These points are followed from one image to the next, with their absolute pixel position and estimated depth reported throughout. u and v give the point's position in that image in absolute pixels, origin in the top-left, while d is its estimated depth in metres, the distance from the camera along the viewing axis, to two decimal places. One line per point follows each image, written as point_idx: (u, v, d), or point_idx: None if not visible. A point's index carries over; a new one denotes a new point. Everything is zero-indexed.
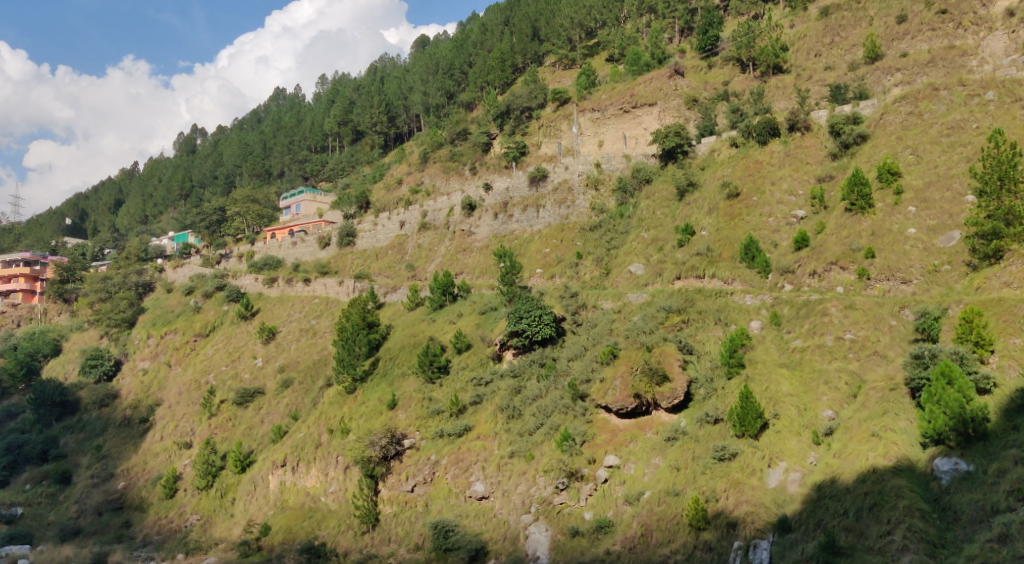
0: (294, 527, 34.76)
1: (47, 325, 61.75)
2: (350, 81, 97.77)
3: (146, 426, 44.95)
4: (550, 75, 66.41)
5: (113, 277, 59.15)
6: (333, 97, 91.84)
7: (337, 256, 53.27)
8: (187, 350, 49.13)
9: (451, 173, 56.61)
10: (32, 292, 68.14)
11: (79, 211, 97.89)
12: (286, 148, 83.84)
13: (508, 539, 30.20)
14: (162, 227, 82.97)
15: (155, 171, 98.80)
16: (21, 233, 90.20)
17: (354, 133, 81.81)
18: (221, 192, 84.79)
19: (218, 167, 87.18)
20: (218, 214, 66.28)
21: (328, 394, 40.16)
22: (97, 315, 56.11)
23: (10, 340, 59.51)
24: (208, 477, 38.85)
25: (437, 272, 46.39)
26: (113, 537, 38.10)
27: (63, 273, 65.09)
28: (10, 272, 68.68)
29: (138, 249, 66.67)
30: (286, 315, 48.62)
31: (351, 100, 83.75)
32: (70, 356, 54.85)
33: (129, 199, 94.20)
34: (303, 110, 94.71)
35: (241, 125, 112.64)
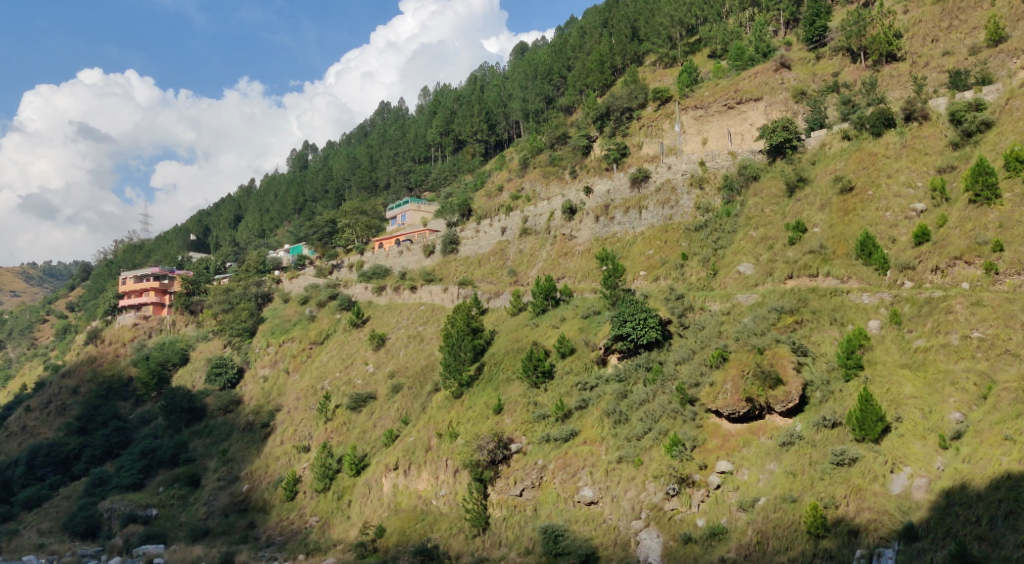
0: (407, 529, 35.42)
1: (177, 335, 65.84)
2: (450, 92, 99.50)
3: (267, 430, 46.90)
4: (650, 75, 65.84)
5: (234, 289, 62.53)
6: (435, 107, 93.72)
7: (442, 263, 54.32)
8: (304, 357, 51.14)
9: (552, 178, 57.05)
10: (162, 304, 72.24)
11: (203, 227, 103.75)
12: (391, 160, 86.72)
13: (618, 545, 29.86)
14: (278, 239, 86.78)
15: (271, 187, 103.57)
16: (150, 249, 96.61)
17: (456, 143, 83.73)
18: (332, 205, 87.59)
19: (328, 181, 90.13)
20: (329, 225, 68.32)
21: (436, 398, 40.96)
22: (220, 325, 59.70)
23: (143, 351, 64.16)
24: (325, 480, 40.21)
25: (539, 276, 46.58)
26: (239, 537, 39.80)
27: (189, 286, 69.72)
28: (141, 286, 72.28)
29: (256, 260, 70.08)
30: (394, 322, 49.85)
31: (452, 110, 85.94)
32: (196, 365, 57.97)
33: (247, 215, 98.92)
34: (404, 122, 97.17)
35: (350, 140, 117.02)
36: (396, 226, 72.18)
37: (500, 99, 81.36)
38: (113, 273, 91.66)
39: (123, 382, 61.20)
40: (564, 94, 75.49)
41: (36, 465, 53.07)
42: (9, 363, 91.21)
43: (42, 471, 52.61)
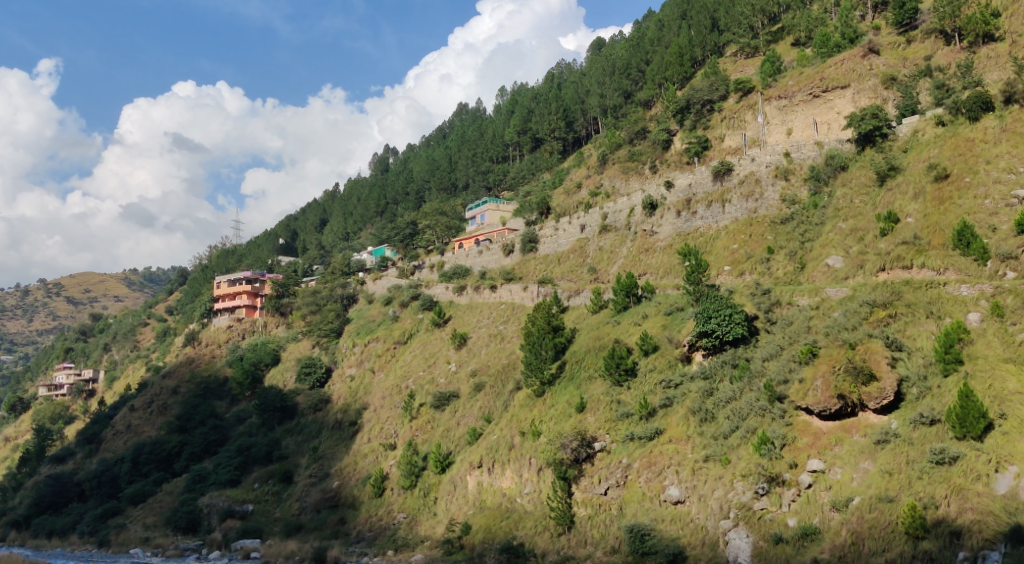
0: (493, 527, 35.68)
1: (269, 336, 68.28)
2: (527, 91, 99.65)
3: (355, 428, 48.46)
4: (731, 65, 64.36)
5: (322, 291, 65.00)
6: (512, 107, 94.51)
7: (521, 262, 54.57)
8: (388, 357, 52.51)
9: (631, 174, 56.55)
10: (254, 306, 74.87)
11: (291, 231, 106.98)
12: (469, 160, 88.00)
13: (707, 544, 29.38)
14: (361, 241, 88.94)
15: (354, 191, 106.20)
16: (242, 254, 100.62)
17: (533, 141, 84.07)
18: (413, 207, 89.39)
19: (409, 183, 91.88)
20: (411, 227, 70.89)
21: (518, 397, 41.22)
22: (309, 327, 61.71)
23: (237, 352, 66.96)
24: (412, 477, 41.00)
25: (620, 273, 46.30)
26: (331, 533, 40.95)
27: (279, 289, 72.59)
28: (234, 290, 75.29)
29: (342, 262, 72.47)
30: (475, 321, 50.48)
31: (529, 109, 86.75)
32: (287, 365, 60.07)
33: (331, 218, 101.53)
34: (482, 123, 97.98)
35: (429, 141, 118.94)
36: (475, 226, 73.06)
37: (578, 96, 81.00)
38: (208, 279, 96.00)
39: (219, 382, 64.60)
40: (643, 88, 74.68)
41: (141, 462, 56.02)
42: (115, 365, 96.57)
43: (146, 468, 55.49)
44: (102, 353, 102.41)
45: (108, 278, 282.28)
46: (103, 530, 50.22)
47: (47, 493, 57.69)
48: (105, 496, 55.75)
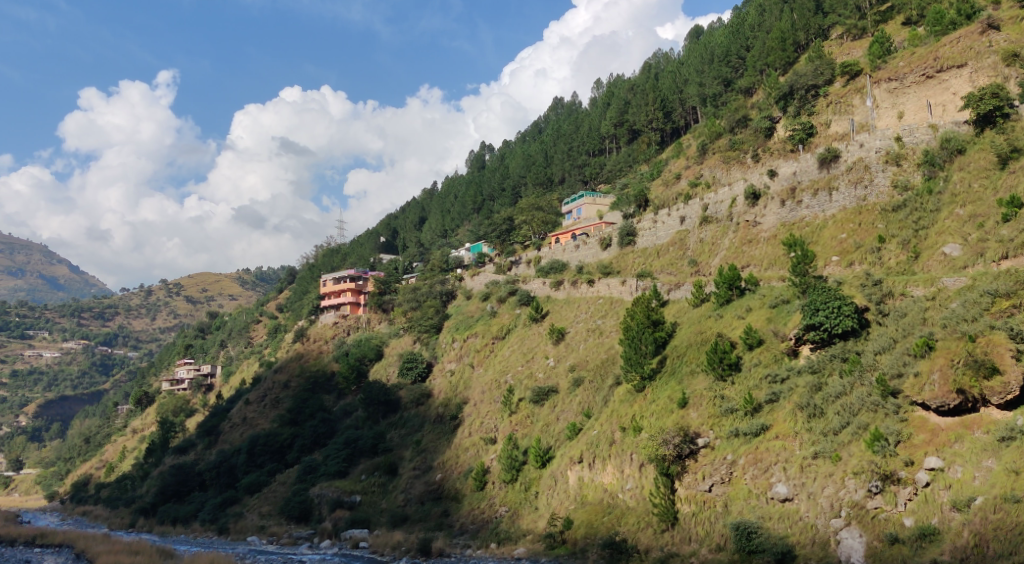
0: (595, 522, 35.66)
1: (372, 332, 70.42)
2: (623, 82, 98.37)
3: (456, 422, 49.92)
4: (837, 48, 61.85)
5: (422, 287, 66.94)
6: (609, 99, 94.01)
7: (619, 256, 54.22)
8: (487, 352, 53.92)
9: (733, 163, 54.98)
10: (358, 303, 77.86)
11: (391, 229, 109.95)
12: (566, 155, 88.13)
13: (817, 543, 28.51)
14: (459, 238, 90.54)
15: (451, 189, 107.33)
16: (345, 252, 104.32)
17: (630, 133, 84.68)
18: (509, 203, 89.54)
19: (505, 180, 92.76)
20: (507, 223, 73.23)
21: (618, 392, 41.15)
22: (410, 323, 64.23)
23: (343, 347, 69.65)
24: (512, 471, 41.78)
25: (722, 265, 45.48)
26: (435, 524, 42.09)
27: (382, 286, 74.82)
28: (339, 287, 78.36)
29: (441, 259, 74.30)
30: (573, 316, 50.95)
31: (626, 101, 86.55)
32: (390, 360, 62.94)
33: (430, 216, 103.26)
34: (578, 116, 97.76)
35: (525, 137, 119.75)
36: (572, 220, 72.97)
37: (675, 85, 80.36)
38: (314, 277, 100.21)
39: (326, 375, 67.45)
40: (744, 75, 73.19)
41: (256, 454, 59.23)
42: (230, 360, 101.72)
43: (260, 459, 58.56)
44: (218, 350, 108.51)
45: (221, 278, 297.23)
46: (222, 518, 53.12)
47: (171, 482, 61.48)
48: (223, 486, 58.97)
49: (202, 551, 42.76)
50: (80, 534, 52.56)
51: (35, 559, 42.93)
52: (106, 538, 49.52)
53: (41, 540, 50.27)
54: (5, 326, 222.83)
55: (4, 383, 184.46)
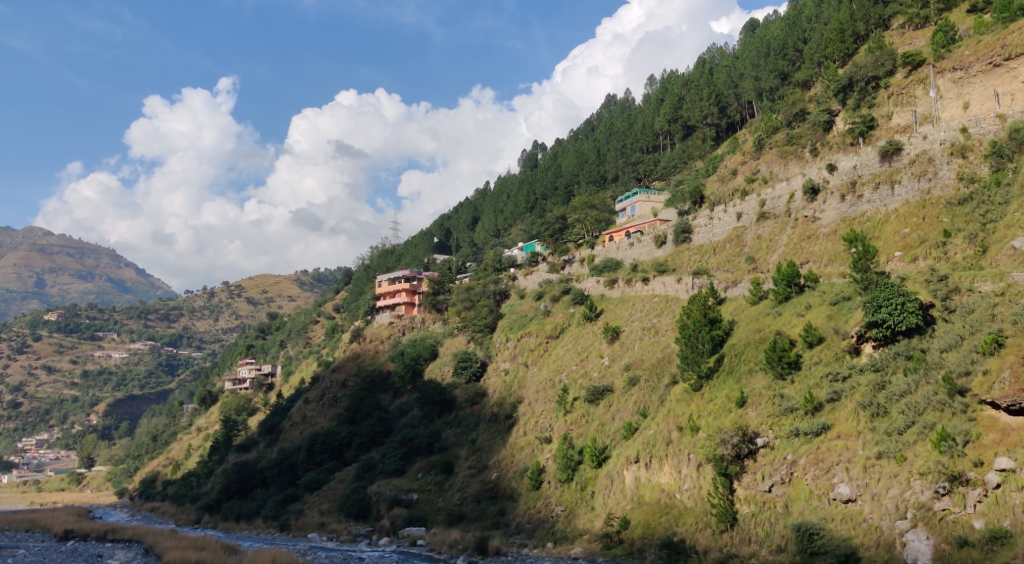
0: (652, 522, 35.65)
1: (427, 332, 71.48)
2: (677, 78, 97.38)
3: (511, 421, 50.47)
4: (898, 39, 60.11)
5: (475, 287, 67.69)
6: (662, 95, 93.23)
7: (674, 254, 53.88)
8: (541, 351, 54.37)
9: (790, 158, 53.94)
10: (412, 303, 78.86)
11: (444, 230, 111.29)
12: (619, 152, 87.69)
13: (882, 546, 28.01)
14: (513, 238, 91.05)
15: (503, 189, 107.97)
16: (400, 253, 105.93)
17: (685, 129, 83.92)
18: (562, 201, 89.80)
19: (557, 178, 92.87)
20: (560, 222, 72.73)
21: (675, 391, 41.02)
22: (464, 322, 65.08)
23: (399, 347, 70.99)
24: (568, 471, 42.07)
25: (781, 262, 44.81)
26: (492, 523, 42.69)
27: (436, 286, 75.74)
28: (395, 287, 79.69)
29: (494, 258, 74.99)
30: (628, 314, 50.90)
31: (680, 96, 85.92)
32: (445, 359, 63.83)
33: (483, 215, 104.08)
34: (631, 113, 97.18)
35: (577, 135, 119.68)
36: (626, 218, 72.87)
37: (731, 79, 79.19)
38: (369, 277, 102.24)
39: (382, 374, 68.82)
40: (801, 68, 71.91)
41: (315, 452, 60.90)
42: (289, 359, 104.43)
43: (320, 457, 60.18)
44: (278, 349, 111.46)
45: (280, 280, 304.53)
46: (284, 515, 54.71)
47: (234, 479, 63.61)
48: (284, 483, 60.70)
49: (264, 547, 44.17)
50: (149, 530, 54.82)
51: (107, 554, 44.98)
52: (173, 534, 51.54)
53: (113, 535, 52.59)
54: (77, 328, 232.57)
55: (76, 383, 192.70)
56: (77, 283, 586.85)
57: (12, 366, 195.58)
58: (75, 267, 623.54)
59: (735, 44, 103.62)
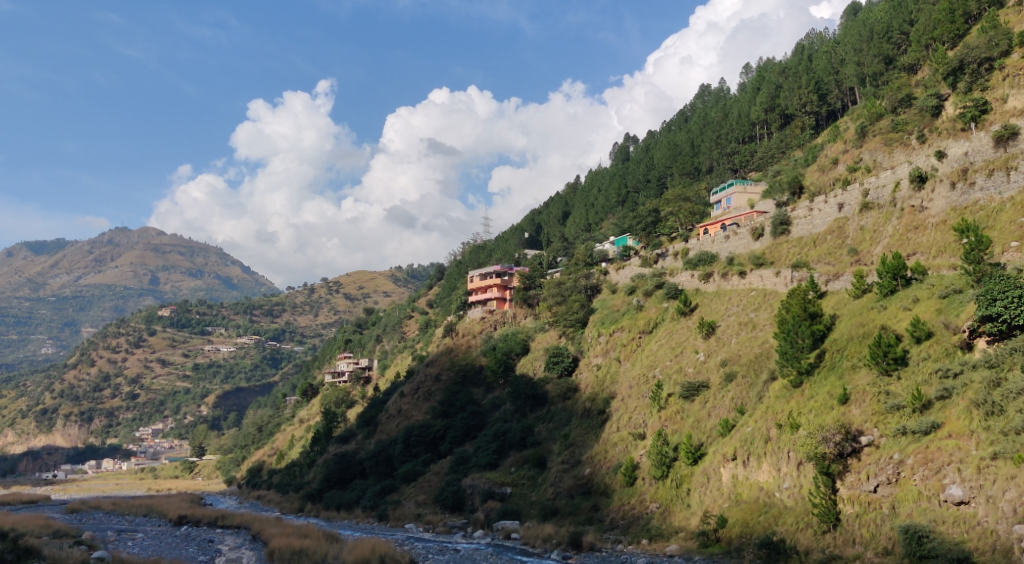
0: (750, 521, 35.21)
1: (518, 327, 72.53)
2: (774, 65, 94.62)
3: (603, 417, 50.82)
4: (1013, 16, 55.82)
5: (567, 282, 68.15)
6: (759, 84, 90.80)
7: (773, 246, 52.56)
8: (634, 346, 54.38)
9: (895, 146, 52.25)
10: (503, 298, 80.48)
11: (535, 225, 112.15)
12: (713, 142, 85.93)
13: (998, 550, 26.83)
14: (604, 232, 90.75)
15: (595, 182, 107.83)
16: (492, 248, 107.67)
17: (783, 118, 81.55)
18: (655, 194, 89.10)
19: (650, 171, 91.96)
20: (653, 215, 72.05)
21: (774, 388, 40.28)
22: (556, 317, 65.67)
23: (491, 341, 72.35)
24: (663, 467, 42.09)
25: (886, 254, 43.18)
26: (586, 518, 43.28)
27: (527, 281, 76.53)
28: (486, 283, 81.18)
29: (586, 253, 75.44)
30: (724, 309, 50.19)
31: (777, 84, 83.75)
32: (536, 354, 64.71)
33: (574, 210, 104.37)
34: (726, 103, 95.09)
35: (671, 126, 118.07)
36: (721, 210, 71.61)
37: (831, 65, 77.49)
38: (462, 273, 104.46)
39: (476, 369, 70.47)
40: (907, 51, 68.76)
41: (412, 444, 63.23)
42: (386, 354, 108.01)
43: (416, 449, 62.44)
44: (375, 344, 115.51)
45: (375, 276, 313.78)
46: (382, 505, 56.93)
47: (335, 469, 66.82)
48: (382, 474, 63.15)
49: (363, 536, 46.24)
50: (257, 517, 58.16)
51: (219, 539, 48.19)
52: (278, 522, 54.62)
53: (224, 521, 56.18)
54: (188, 323, 247.29)
55: (188, 376, 205.28)
56: (188, 281, 622.07)
57: (130, 359, 209.92)
58: (187, 266, 662.01)
59: (836, 28, 99.68)
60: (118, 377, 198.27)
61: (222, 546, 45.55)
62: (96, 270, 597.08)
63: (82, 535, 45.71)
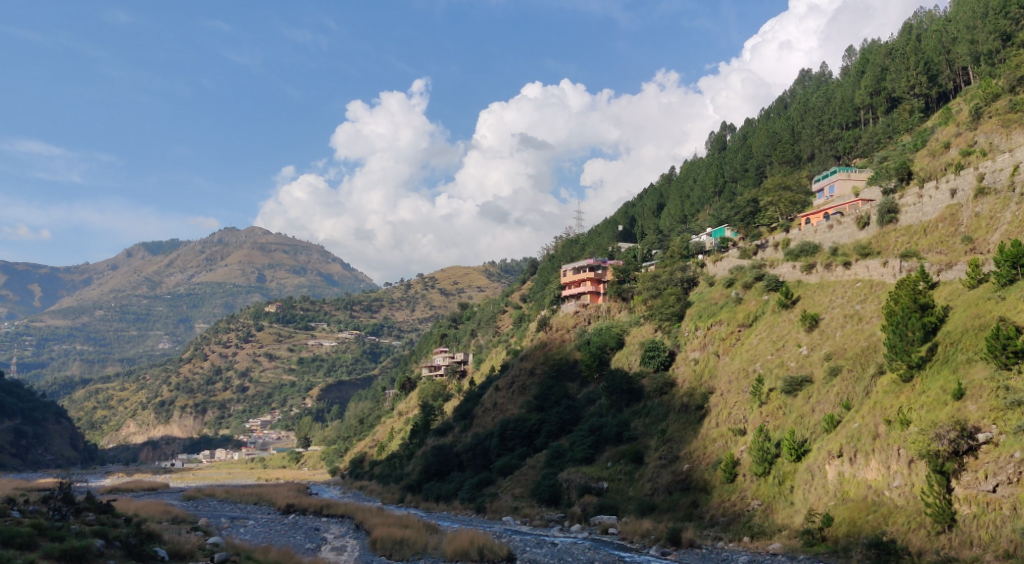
0: (859, 520, 34.48)
1: (612, 321, 72.72)
2: (880, 46, 90.86)
3: (702, 412, 50.59)
4: None
5: (662, 276, 67.86)
6: (863, 66, 87.25)
7: (879, 235, 50.66)
8: (733, 340, 53.73)
9: (1014, 127, 49.30)
10: (597, 292, 80.29)
11: (629, 218, 111.63)
12: (814, 129, 83.31)
13: None
14: (699, 223, 89.50)
15: (690, 172, 106.35)
16: (584, 241, 107.85)
17: (890, 102, 78.29)
18: (753, 183, 86.96)
19: (748, 159, 89.41)
20: (751, 205, 70.90)
21: (882, 383, 39.16)
22: (651, 311, 65.68)
23: (585, 335, 72.82)
24: (765, 464, 41.73)
25: (1005, 242, 40.91)
26: (685, 515, 43.35)
27: (621, 275, 76.38)
28: (579, 277, 81.40)
29: (682, 245, 74.75)
30: (828, 301, 48.91)
31: (883, 67, 80.57)
32: (632, 348, 64.79)
33: (669, 201, 103.27)
34: (829, 87, 91.91)
35: (770, 113, 114.97)
36: (824, 199, 69.59)
37: (942, 44, 73.78)
38: (555, 267, 105.41)
39: (570, 363, 71.15)
40: None
41: (507, 437, 64.73)
42: (480, 348, 110.34)
43: (512, 443, 63.89)
44: (470, 338, 118.20)
45: (470, 270, 318.99)
46: (480, 498, 58.54)
47: (433, 462, 69.26)
48: (479, 466, 64.89)
49: (460, 528, 47.81)
50: (360, 507, 60.92)
51: (325, 528, 50.97)
52: (380, 512, 57.15)
53: (329, 510, 59.19)
54: (292, 319, 259.06)
55: (293, 369, 215.35)
56: (292, 278, 650.50)
57: (240, 353, 221.88)
58: (291, 264, 691.84)
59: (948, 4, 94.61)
60: (229, 371, 210.30)
61: (328, 534, 48.12)
62: (208, 269, 632.66)
63: (199, 522, 49.32)
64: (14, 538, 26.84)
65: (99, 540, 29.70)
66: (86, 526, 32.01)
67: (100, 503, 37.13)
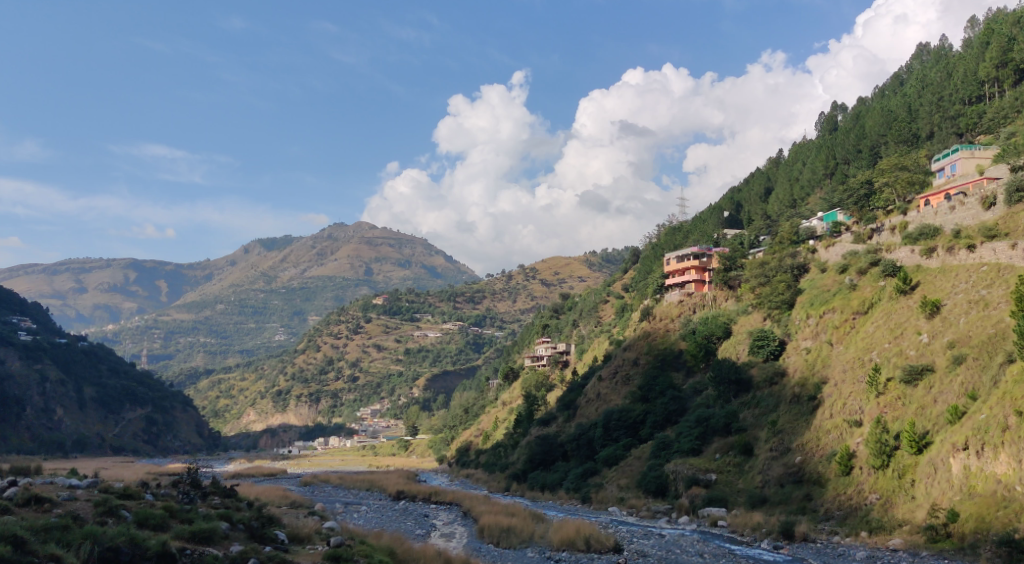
0: (987, 516, 33.34)
1: (718, 310, 72.11)
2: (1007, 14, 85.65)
3: (814, 403, 49.81)
4: None
5: (770, 263, 66.48)
6: (989, 36, 82.22)
7: (1007, 216, 47.64)
8: (847, 329, 52.45)
9: None
10: (703, 281, 79.86)
11: (735, 204, 110.11)
12: (933, 106, 79.66)
13: None
14: (809, 208, 86.96)
15: (800, 155, 103.21)
16: (688, 229, 106.57)
17: (1018, 73, 74.38)
18: (866, 165, 81.37)
19: (862, 139, 85.30)
20: (866, 187, 68.61)
21: (1011, 371, 37.45)
22: (759, 299, 64.86)
23: (690, 323, 72.52)
24: (883, 456, 40.85)
25: None
26: (798, 507, 42.95)
27: (727, 263, 75.55)
28: (684, 265, 81.44)
29: (791, 230, 72.95)
30: (951, 286, 47.06)
31: (1011, 37, 76.08)
32: (739, 338, 64.11)
33: (776, 185, 100.69)
34: (950, 61, 87.54)
35: (884, 90, 110.23)
36: (944, 178, 66.35)
37: None
38: (657, 256, 104.88)
39: (675, 353, 71.11)
40: None
41: (613, 428, 65.62)
42: (582, 339, 111.40)
43: (616, 433, 64.80)
44: (571, 329, 119.49)
45: (570, 260, 319.44)
46: (585, 487, 59.82)
47: (538, 452, 71.15)
48: (584, 457, 66.16)
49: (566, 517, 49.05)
50: (467, 495, 63.38)
51: (434, 515, 53.46)
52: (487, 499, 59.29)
53: (437, 498, 61.96)
54: (398, 311, 268.07)
55: (400, 359, 222.91)
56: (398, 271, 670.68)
57: (350, 345, 231.70)
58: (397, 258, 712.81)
59: None
60: (341, 361, 220.37)
61: (437, 521, 50.61)
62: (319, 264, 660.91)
63: (317, 507, 52.79)
64: (147, 520, 29.14)
65: (224, 522, 32.65)
66: (211, 509, 35.20)
67: (225, 487, 40.51)
